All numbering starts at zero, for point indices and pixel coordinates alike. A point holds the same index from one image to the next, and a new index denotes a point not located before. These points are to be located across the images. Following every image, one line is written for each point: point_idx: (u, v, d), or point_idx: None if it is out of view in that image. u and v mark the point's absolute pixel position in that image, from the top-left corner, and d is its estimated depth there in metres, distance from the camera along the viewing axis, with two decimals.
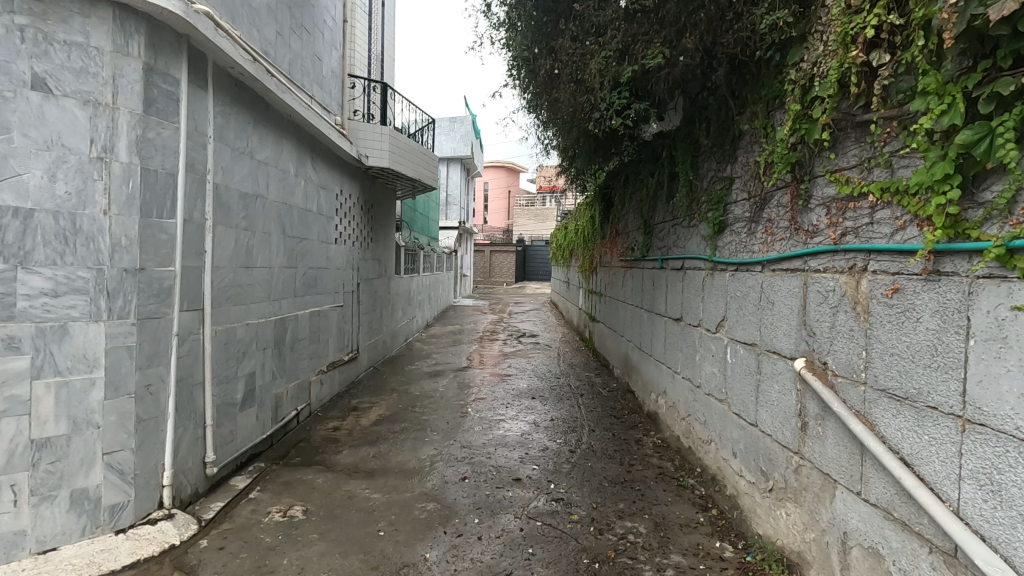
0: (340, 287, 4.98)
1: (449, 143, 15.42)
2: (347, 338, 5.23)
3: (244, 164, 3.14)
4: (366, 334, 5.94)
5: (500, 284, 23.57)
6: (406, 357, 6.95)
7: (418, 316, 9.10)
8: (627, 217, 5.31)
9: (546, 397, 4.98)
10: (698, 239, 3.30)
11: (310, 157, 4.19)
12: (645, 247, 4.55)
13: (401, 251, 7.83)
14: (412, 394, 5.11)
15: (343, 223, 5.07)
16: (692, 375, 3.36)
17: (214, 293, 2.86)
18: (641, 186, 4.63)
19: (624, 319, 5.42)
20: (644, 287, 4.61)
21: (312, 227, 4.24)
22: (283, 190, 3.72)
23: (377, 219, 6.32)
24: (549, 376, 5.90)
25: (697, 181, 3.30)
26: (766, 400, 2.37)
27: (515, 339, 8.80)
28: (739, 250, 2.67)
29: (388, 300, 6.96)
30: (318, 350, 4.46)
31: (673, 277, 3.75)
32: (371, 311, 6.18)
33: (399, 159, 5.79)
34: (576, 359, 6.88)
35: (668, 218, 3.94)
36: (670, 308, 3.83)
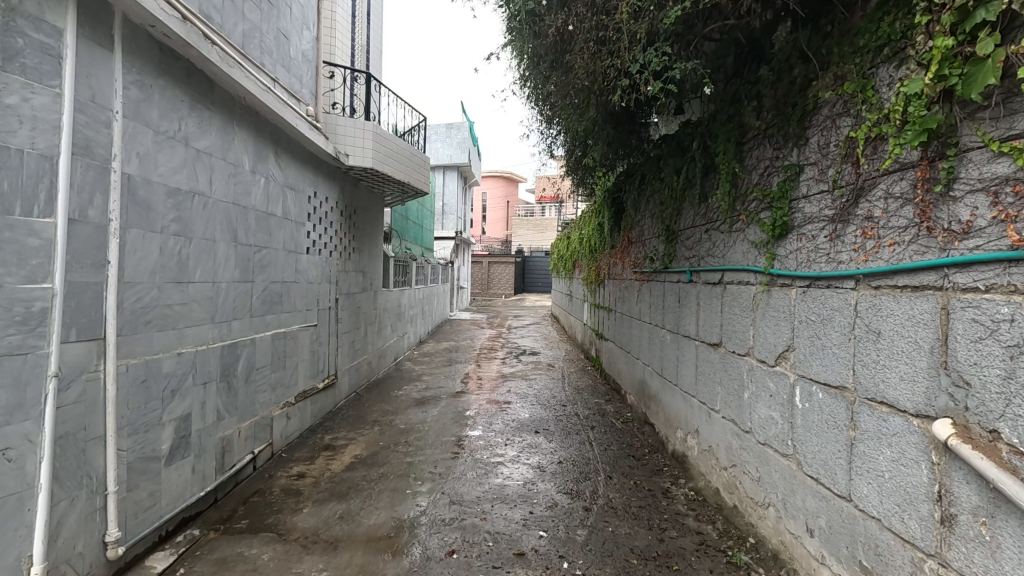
0: (313, 304, 4.32)
1: (445, 150, 14.79)
2: (322, 363, 4.55)
3: (176, 152, 2.50)
4: (346, 356, 5.27)
5: (499, 296, 22.89)
6: (394, 380, 6.27)
7: (410, 333, 8.41)
8: (643, 223, 4.69)
9: (551, 432, 4.30)
10: (745, 247, 2.65)
11: (273, 151, 3.55)
12: (667, 257, 3.90)
13: (390, 261, 7.18)
14: (396, 428, 4.43)
15: (318, 230, 4.42)
16: (737, 416, 2.69)
17: (126, 318, 2.20)
18: (662, 186, 4.00)
19: (639, 341, 4.75)
20: (666, 304, 3.95)
21: (275, 234, 3.59)
22: (236, 188, 3.07)
23: (361, 226, 5.67)
24: (554, 404, 5.22)
25: (742, 175, 2.66)
26: (867, 468, 1.71)
27: (515, 358, 8.12)
28: (814, 260, 2.02)
29: (374, 316, 6.30)
30: (284, 379, 3.79)
31: (708, 294, 3.09)
32: (353, 330, 5.51)
33: (386, 160, 5.16)
34: (583, 383, 6.19)
35: (698, 222, 3.30)
36: (703, 331, 3.17)
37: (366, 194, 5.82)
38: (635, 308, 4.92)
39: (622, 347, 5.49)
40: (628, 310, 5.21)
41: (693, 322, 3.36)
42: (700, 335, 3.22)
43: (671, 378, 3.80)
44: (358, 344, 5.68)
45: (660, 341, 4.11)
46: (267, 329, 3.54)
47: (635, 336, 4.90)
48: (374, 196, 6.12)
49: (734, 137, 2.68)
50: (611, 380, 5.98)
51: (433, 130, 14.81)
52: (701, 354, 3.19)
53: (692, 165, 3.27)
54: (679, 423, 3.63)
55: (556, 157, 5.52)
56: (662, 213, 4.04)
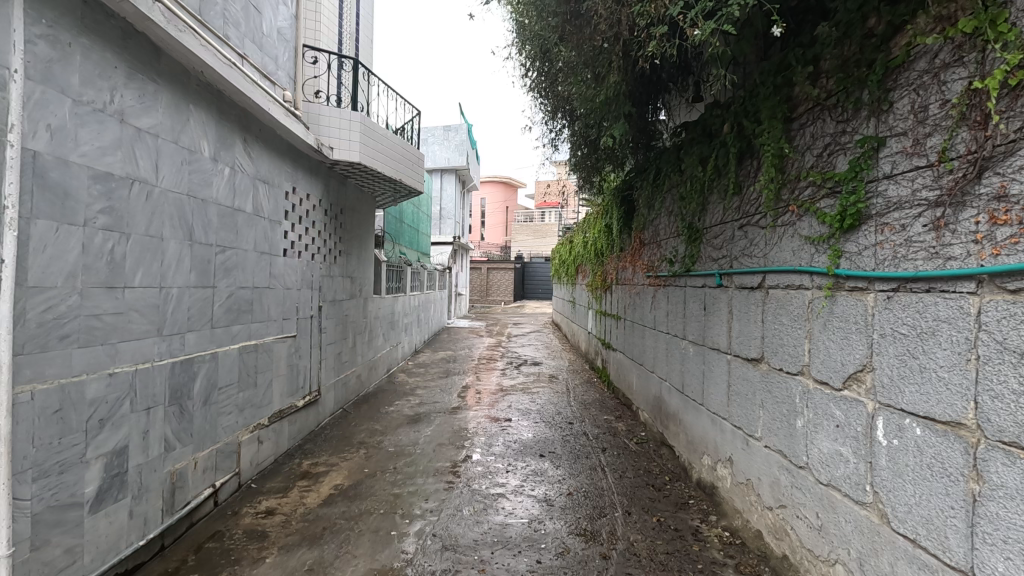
0: (290, 313, 3.86)
1: (442, 153, 14.36)
2: (302, 378, 4.09)
3: (108, 128, 2.06)
4: (331, 369, 4.80)
5: (498, 303, 22.43)
6: (385, 394, 5.80)
7: (404, 343, 7.94)
8: (658, 221, 4.24)
9: (558, 455, 3.83)
10: (797, 243, 2.20)
11: (242, 138, 3.10)
12: (689, 258, 3.46)
13: (383, 266, 6.71)
14: (383, 451, 3.95)
15: (297, 230, 3.98)
16: (786, 448, 2.23)
17: (29, 332, 1.74)
18: (683, 179, 3.56)
19: (654, 352, 4.30)
20: (689, 312, 3.50)
21: (243, 232, 3.14)
22: (193, 178, 2.63)
23: (349, 228, 5.22)
24: (559, 422, 4.74)
25: (792, 157, 2.22)
26: (1005, 537, 1.25)
27: (516, 369, 7.66)
28: (906, 255, 1.57)
29: (364, 325, 5.83)
30: (254, 399, 3.32)
31: (746, 300, 2.65)
32: (340, 340, 5.05)
33: (374, 154, 4.74)
34: (590, 397, 5.74)
35: (730, 216, 2.85)
36: (739, 345, 2.72)
37: (355, 192, 5.38)
38: (649, 316, 4.47)
39: (634, 359, 5.02)
40: (641, 319, 4.75)
41: (725, 333, 2.91)
42: (734, 349, 2.77)
43: (695, 397, 3.34)
44: (345, 355, 5.22)
45: (680, 354, 3.65)
46: (233, 341, 3.08)
47: (650, 347, 4.44)
48: (363, 194, 5.67)
49: (782, 112, 2.23)
50: (621, 395, 5.52)
51: (430, 132, 14.35)
52: (737, 371, 2.74)
53: (721, 151, 2.82)
54: (705, 449, 3.17)
55: (563, 147, 5.11)
56: (682, 209, 3.60)
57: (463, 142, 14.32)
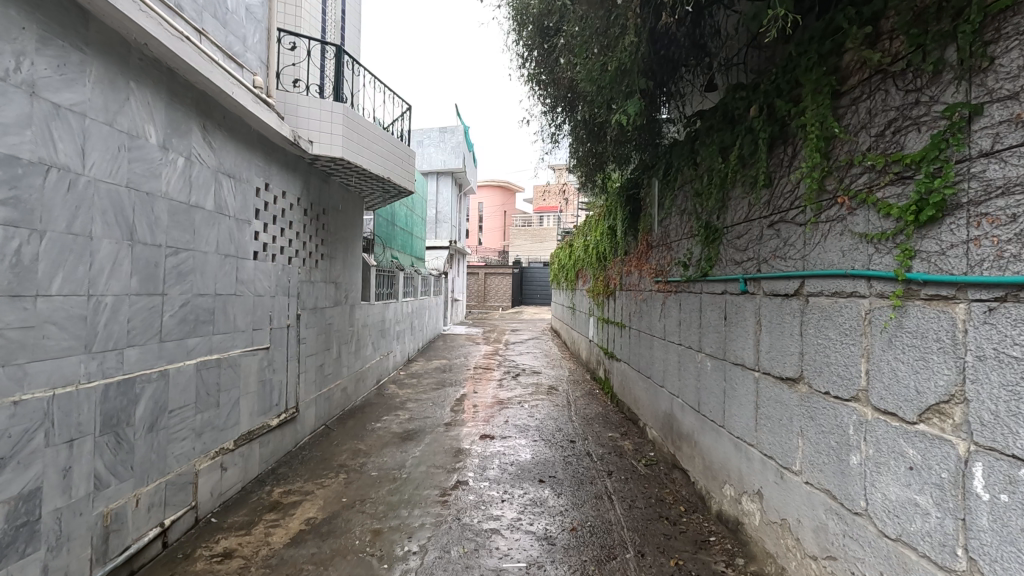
0: (261, 323, 3.48)
1: (439, 155, 14.01)
2: (275, 395, 3.70)
3: (8, 101, 1.69)
4: (312, 383, 4.41)
5: (496, 308, 22.03)
6: (373, 409, 5.41)
7: (396, 351, 7.55)
8: (668, 221, 3.88)
9: (559, 481, 3.45)
10: (848, 242, 1.83)
11: (202, 125, 2.74)
12: (705, 261, 3.09)
13: (372, 271, 6.34)
14: (366, 476, 3.56)
15: (271, 230, 3.60)
16: (836, 488, 1.86)
17: None
18: (698, 173, 3.20)
19: (665, 365, 3.92)
20: (706, 322, 3.13)
21: (203, 232, 2.77)
22: (135, 167, 2.26)
23: (332, 229, 4.85)
24: (560, 441, 4.36)
25: (840, 139, 1.86)
26: None
27: (513, 379, 7.27)
28: (1020, 255, 1.21)
29: (350, 334, 5.44)
30: (216, 421, 2.93)
31: (779, 310, 2.28)
32: (322, 352, 4.66)
33: (359, 150, 4.39)
34: (592, 411, 5.36)
35: (757, 213, 2.49)
36: (771, 362, 2.34)
37: (340, 192, 5.02)
38: (658, 325, 4.09)
39: (640, 371, 4.65)
40: (648, 328, 4.38)
41: (751, 347, 2.53)
42: (764, 366, 2.40)
43: (714, 418, 2.97)
44: (329, 368, 4.83)
45: (696, 368, 3.27)
46: (189, 357, 2.69)
47: (659, 359, 4.07)
48: (349, 194, 5.31)
49: (828, 86, 1.88)
50: (626, 410, 5.13)
51: (426, 134, 14.02)
52: (768, 391, 2.37)
53: (747, 138, 2.46)
54: (727, 478, 2.79)
55: (564, 144, 4.77)
56: (698, 206, 3.24)
57: (460, 144, 13.96)
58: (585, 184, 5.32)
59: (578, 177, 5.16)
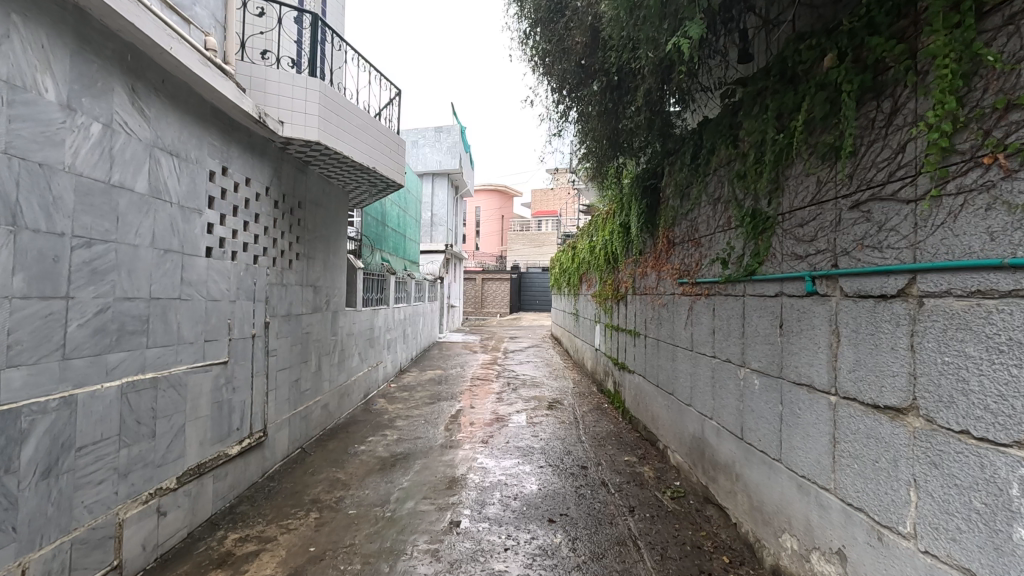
0: (216, 333, 2.91)
1: (434, 155, 13.47)
2: (236, 418, 3.12)
3: None
4: (285, 401, 3.84)
5: (494, 315, 21.45)
6: (358, 428, 4.83)
7: (386, 362, 6.97)
8: (697, 213, 3.34)
9: (573, 522, 2.88)
10: (1003, 219, 1.29)
11: (130, 87, 2.19)
12: (752, 257, 2.55)
13: (360, 274, 5.78)
14: (341, 516, 2.98)
15: (230, 223, 3.05)
16: (987, 571, 1.31)
17: None
18: (741, 152, 2.66)
19: (694, 381, 3.36)
20: (752, 331, 2.57)
21: (131, 220, 2.21)
22: (19, 129, 1.71)
23: (310, 226, 4.29)
24: (570, 468, 3.80)
25: (988, 74, 1.31)
26: None
27: (514, 391, 6.70)
28: None
29: (332, 345, 4.87)
30: (149, 455, 2.36)
31: (872, 317, 1.74)
32: (298, 365, 4.09)
33: (339, 134, 3.84)
34: (603, 430, 4.80)
35: (833, 191, 1.94)
36: (859, 385, 1.79)
37: (320, 183, 4.46)
38: (684, 334, 3.54)
39: (660, 386, 4.09)
40: (671, 339, 3.84)
41: (825, 363, 1.98)
42: (848, 389, 1.85)
43: (766, 449, 2.41)
44: (306, 383, 4.25)
45: (738, 387, 2.72)
46: (110, 377, 2.13)
47: (685, 373, 3.52)
48: (331, 186, 4.75)
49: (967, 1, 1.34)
50: (642, 429, 4.57)
51: (421, 134, 13.50)
52: (855, 423, 1.81)
53: (820, 96, 1.93)
54: (787, 526, 2.24)
55: (571, 130, 4.23)
56: (740, 191, 2.70)
57: (456, 144, 13.44)
58: (595, 176, 4.78)
59: (588, 169, 4.62)
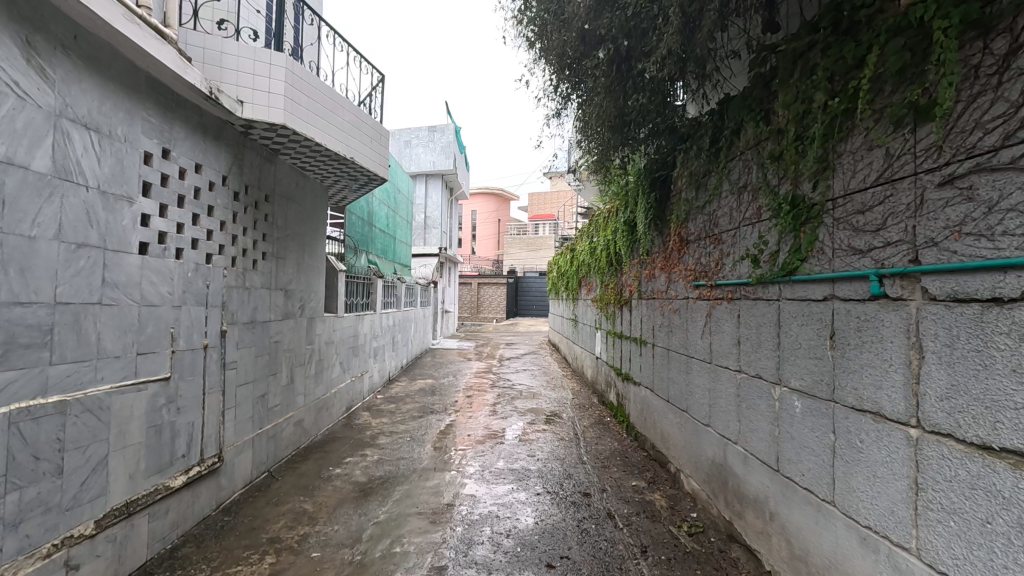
0: (154, 345, 2.46)
1: (427, 156, 13.05)
2: (180, 444, 2.67)
3: None
4: (247, 421, 3.38)
5: (490, 320, 20.99)
6: (336, 446, 4.36)
7: (372, 372, 6.52)
8: (716, 206, 2.92)
9: (576, 568, 2.44)
10: None
11: (24, 39, 1.75)
12: (791, 254, 2.13)
13: (342, 277, 5.33)
14: (302, 560, 2.52)
15: (175, 216, 2.61)
16: None
17: None
18: (776, 129, 2.24)
19: (714, 399, 2.93)
20: (792, 342, 2.14)
21: (24, 206, 1.77)
22: None
23: (280, 223, 3.85)
24: (571, 495, 3.35)
25: None
26: None
27: (509, 403, 6.26)
28: None
29: (308, 356, 4.42)
30: (53, 498, 1.91)
31: (978, 328, 1.31)
32: (264, 379, 3.63)
33: (310, 119, 3.41)
34: (606, 449, 4.36)
35: (913, 166, 1.52)
36: (961, 418, 1.35)
37: (292, 175, 4.02)
38: (701, 344, 3.11)
39: (671, 402, 3.66)
40: (685, 349, 3.41)
41: (902, 387, 1.55)
42: (941, 422, 1.41)
43: (813, 487, 1.97)
44: (275, 398, 3.80)
45: (773, 409, 2.28)
46: None
47: (703, 388, 3.09)
48: (307, 180, 4.32)
49: None
50: (650, 449, 4.12)
51: (414, 133, 13.10)
52: (953, 468, 1.37)
53: (896, 43, 1.50)
54: None
55: (571, 116, 3.81)
56: (774, 176, 2.28)
57: (450, 144, 13.02)
58: (598, 169, 4.36)
59: (591, 161, 4.20)
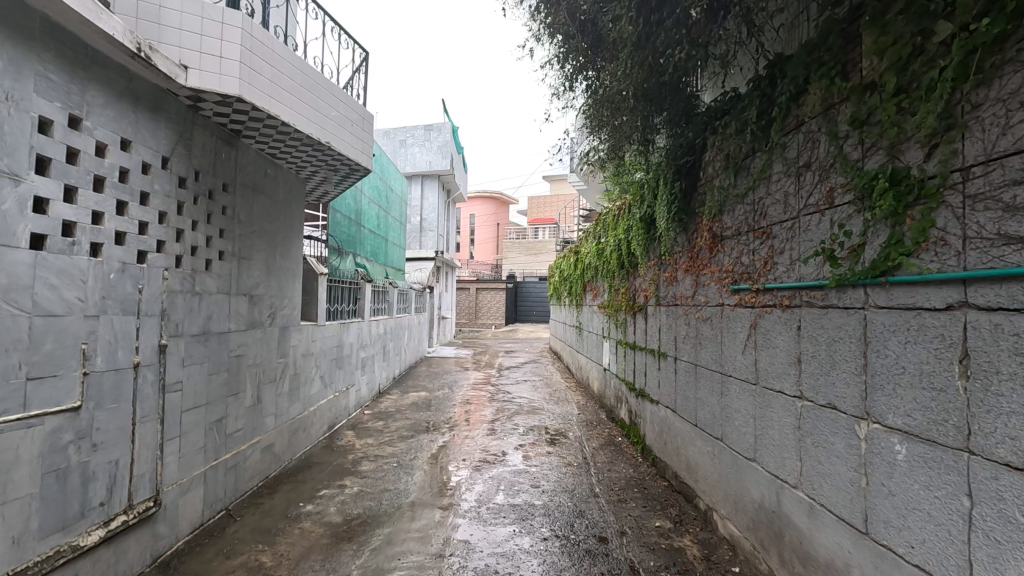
0: (55, 366, 1.92)
1: (424, 155, 12.56)
2: (97, 489, 2.13)
3: None
4: (198, 452, 2.84)
5: (489, 326, 20.43)
6: (311, 474, 3.81)
7: (359, 385, 5.96)
8: (763, 191, 2.40)
9: None
10: None
11: None
12: (888, 245, 1.60)
13: (323, 281, 4.78)
14: None
15: (89, 201, 2.07)
16: None
17: None
18: (861, 84, 1.72)
19: (761, 428, 2.40)
20: (888, 365, 1.61)
21: None
22: None
23: (244, 217, 3.30)
24: (585, 541, 2.80)
25: None
26: None
27: (509, 419, 5.70)
28: None
29: (280, 371, 3.86)
30: None
31: None
32: (222, 400, 3.08)
33: (274, 93, 2.88)
34: (621, 477, 3.81)
35: None
36: None
37: (259, 163, 3.48)
38: (743, 360, 2.58)
39: (701, 427, 3.13)
40: (720, 365, 2.88)
41: None
42: None
43: (931, 568, 1.43)
44: (237, 422, 3.25)
45: (857, 451, 1.74)
46: None
47: (746, 414, 2.55)
48: (278, 170, 3.78)
49: None
50: (673, 479, 3.58)
51: (410, 133, 12.66)
52: None
53: None
54: None
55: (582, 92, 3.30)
56: (858, 146, 1.74)
57: (447, 143, 12.49)
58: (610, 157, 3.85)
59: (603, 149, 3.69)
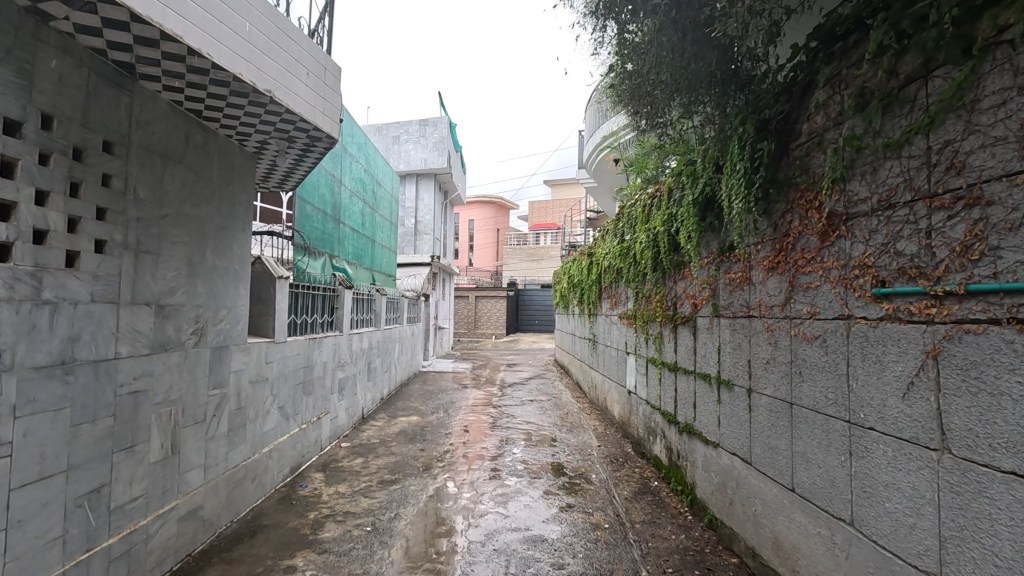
0: None
1: (419, 153, 11.65)
2: None
3: None
4: (52, 545, 1.85)
5: (489, 336, 19.42)
6: (252, 548, 2.80)
7: (334, 413, 4.97)
8: (953, 129, 1.45)
9: None
10: None
11: None
12: None
13: (282, 286, 3.80)
14: None
15: None
16: None
17: None
18: None
19: (958, 527, 1.43)
20: None
21: None
22: None
23: (150, 197, 2.34)
24: None
25: None
26: None
27: (515, 454, 4.70)
28: None
29: (211, 406, 2.87)
30: None
31: None
32: (104, 459, 2.10)
33: (184, 14, 1.93)
34: (672, 550, 2.82)
35: None
36: None
37: (176, 121, 2.51)
38: (905, 409, 1.61)
39: (802, 494, 2.15)
40: (842, 407, 1.91)
41: None
42: None
43: None
44: (133, 488, 2.26)
45: None
46: None
47: (913, 496, 1.58)
48: (209, 137, 2.80)
49: None
50: (749, 557, 2.58)
51: (404, 128, 11.76)
52: None
53: None
54: None
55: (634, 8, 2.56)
56: None
57: (443, 139, 11.56)
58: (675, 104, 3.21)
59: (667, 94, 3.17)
